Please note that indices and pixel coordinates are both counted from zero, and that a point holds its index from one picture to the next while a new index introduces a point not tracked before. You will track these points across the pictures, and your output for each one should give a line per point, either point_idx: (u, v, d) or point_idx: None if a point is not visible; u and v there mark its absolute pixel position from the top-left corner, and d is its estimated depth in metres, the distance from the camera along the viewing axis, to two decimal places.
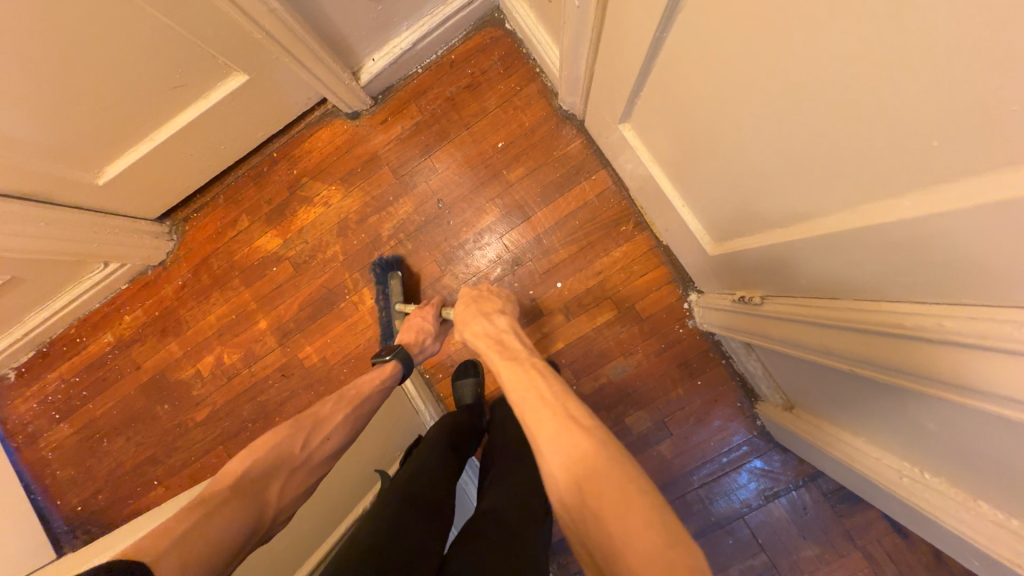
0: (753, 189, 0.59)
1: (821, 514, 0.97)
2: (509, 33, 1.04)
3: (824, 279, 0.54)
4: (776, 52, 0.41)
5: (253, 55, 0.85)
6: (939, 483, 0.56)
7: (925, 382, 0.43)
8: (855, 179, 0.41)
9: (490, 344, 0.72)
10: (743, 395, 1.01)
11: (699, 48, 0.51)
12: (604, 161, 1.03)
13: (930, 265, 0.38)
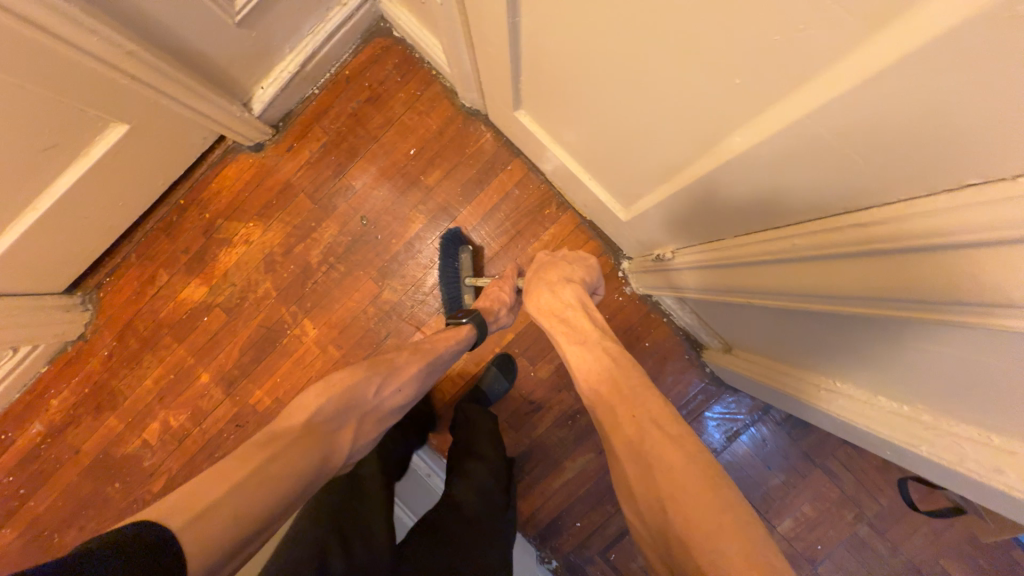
0: (641, 147, 0.61)
1: (780, 442, 1.03)
2: (398, 41, 1.04)
3: (724, 217, 0.57)
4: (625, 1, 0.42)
5: (129, 103, 0.82)
6: (895, 406, 0.55)
7: (870, 300, 0.40)
8: (726, 108, 0.43)
9: (564, 325, 0.68)
10: (689, 347, 1.05)
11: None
12: (516, 150, 1.04)
13: (860, 160, 0.35)
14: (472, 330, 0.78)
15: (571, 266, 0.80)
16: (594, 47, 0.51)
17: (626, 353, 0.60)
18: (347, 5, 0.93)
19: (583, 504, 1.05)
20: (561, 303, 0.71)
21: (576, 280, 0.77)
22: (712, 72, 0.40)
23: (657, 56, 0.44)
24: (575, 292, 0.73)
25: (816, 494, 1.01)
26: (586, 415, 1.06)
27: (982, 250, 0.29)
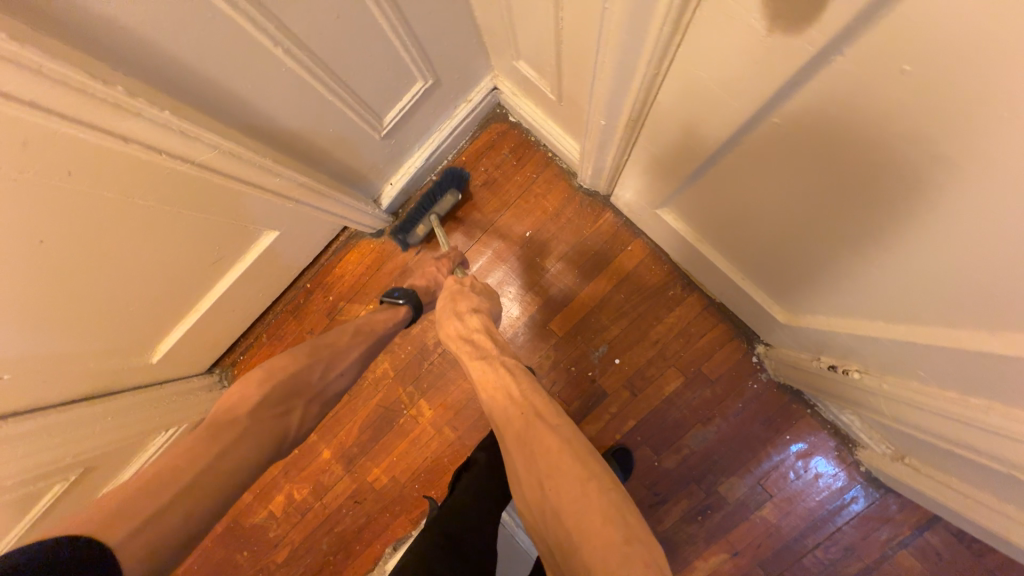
0: (818, 274, 0.57)
1: (959, 559, 0.89)
2: (515, 125, 1.04)
3: (918, 357, 0.51)
4: (892, 200, 0.37)
5: (284, 213, 0.85)
6: None
7: None
8: (959, 284, 0.38)
9: (477, 356, 0.69)
10: (838, 442, 0.94)
11: (773, 173, 0.47)
12: (636, 229, 1.01)
13: None
14: (408, 310, 0.84)
15: (480, 287, 0.82)
16: (785, 195, 0.48)
17: (524, 371, 0.65)
18: (472, 100, 0.95)
19: None
20: (465, 330, 0.72)
21: (485, 299, 0.80)
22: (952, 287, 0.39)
23: (868, 224, 0.41)
24: (482, 317, 0.74)
25: None
26: (718, 512, 0.98)
27: None
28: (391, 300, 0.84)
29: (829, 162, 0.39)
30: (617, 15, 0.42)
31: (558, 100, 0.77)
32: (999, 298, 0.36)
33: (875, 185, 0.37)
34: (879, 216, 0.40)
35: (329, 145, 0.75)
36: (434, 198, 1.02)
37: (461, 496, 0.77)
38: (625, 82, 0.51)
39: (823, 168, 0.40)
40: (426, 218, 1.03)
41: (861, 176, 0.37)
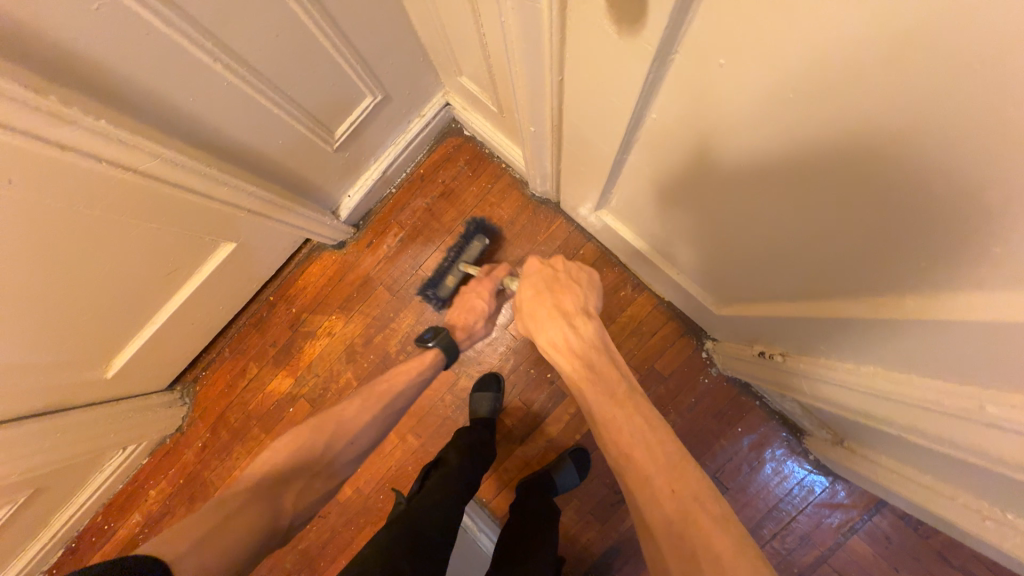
0: (763, 281, 0.57)
1: (906, 540, 0.92)
2: (469, 139, 1.10)
3: (823, 334, 0.54)
4: (736, 176, 0.43)
5: (240, 225, 0.87)
6: (1011, 519, 0.53)
7: (961, 449, 0.43)
8: (852, 260, 0.40)
9: (585, 369, 0.66)
10: (786, 432, 0.97)
11: (662, 165, 0.53)
12: (587, 235, 1.05)
13: (942, 347, 0.39)
14: (439, 351, 0.88)
15: (584, 291, 0.79)
16: (715, 200, 0.50)
17: (653, 413, 0.60)
18: (425, 116, 1.00)
19: None
20: (579, 338, 0.70)
21: (591, 309, 0.77)
22: (806, 251, 0.44)
23: (787, 220, 0.43)
24: (594, 328, 0.72)
25: None
26: None
27: None
28: (423, 342, 0.89)
29: (686, 147, 0.46)
30: (517, 28, 0.47)
31: (499, 111, 0.82)
32: (885, 265, 0.38)
33: (783, 180, 0.38)
34: (794, 214, 0.41)
35: (279, 157, 0.78)
36: (461, 245, 1.03)
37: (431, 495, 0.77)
38: (539, 89, 0.56)
39: (688, 155, 0.47)
40: (456, 269, 1.02)
41: (707, 156, 0.44)
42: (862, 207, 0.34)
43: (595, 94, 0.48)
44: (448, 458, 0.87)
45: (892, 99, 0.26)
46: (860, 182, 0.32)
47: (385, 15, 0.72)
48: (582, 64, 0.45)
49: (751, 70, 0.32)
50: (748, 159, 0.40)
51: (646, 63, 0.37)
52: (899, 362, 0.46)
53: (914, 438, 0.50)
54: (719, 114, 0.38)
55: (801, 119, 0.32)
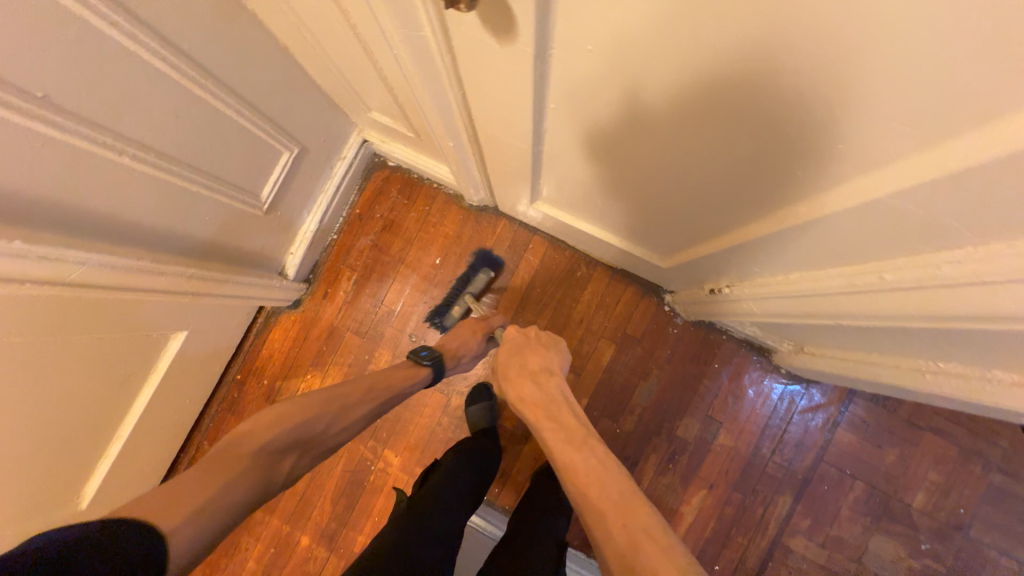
0: (686, 221, 0.63)
1: (880, 419, 1.02)
2: (396, 168, 1.11)
3: (752, 256, 0.61)
4: (634, 132, 0.47)
5: (184, 313, 0.84)
6: (944, 367, 0.62)
7: (882, 320, 0.50)
8: (756, 179, 0.45)
9: (551, 424, 0.74)
10: (757, 355, 1.05)
11: (576, 147, 0.57)
12: (532, 229, 1.10)
13: (839, 238, 0.45)
14: (428, 369, 0.83)
15: (549, 352, 0.87)
16: (613, 160, 0.56)
17: (609, 457, 0.66)
18: (346, 157, 1.01)
19: (714, 544, 1.03)
20: (548, 394, 0.78)
21: (555, 369, 0.84)
22: (719, 183, 0.49)
23: (670, 158, 0.49)
24: (558, 385, 0.80)
25: (934, 457, 1.00)
26: (684, 454, 1.05)
27: (970, 288, 0.38)
28: (416, 355, 0.85)
29: (585, 123, 0.50)
30: (408, 58, 0.50)
31: (416, 135, 0.84)
32: (779, 176, 0.43)
33: (655, 107, 0.41)
34: (669, 150, 0.48)
35: (209, 232, 0.77)
36: (466, 278, 1.07)
37: (423, 497, 0.83)
38: (446, 108, 0.59)
39: (590, 132, 0.52)
40: (461, 299, 1.06)
41: (603, 125, 0.49)
42: (699, 127, 0.41)
43: (499, 100, 0.51)
44: (444, 462, 0.93)
45: (697, 38, 0.32)
46: (718, 108, 0.37)
47: (281, 73, 0.73)
48: (479, 75, 0.48)
49: (615, 55, 0.37)
50: (635, 118, 0.45)
51: (530, 63, 0.41)
52: (817, 260, 0.52)
53: (849, 323, 0.57)
54: (619, 106, 0.44)
55: (652, 73, 0.37)
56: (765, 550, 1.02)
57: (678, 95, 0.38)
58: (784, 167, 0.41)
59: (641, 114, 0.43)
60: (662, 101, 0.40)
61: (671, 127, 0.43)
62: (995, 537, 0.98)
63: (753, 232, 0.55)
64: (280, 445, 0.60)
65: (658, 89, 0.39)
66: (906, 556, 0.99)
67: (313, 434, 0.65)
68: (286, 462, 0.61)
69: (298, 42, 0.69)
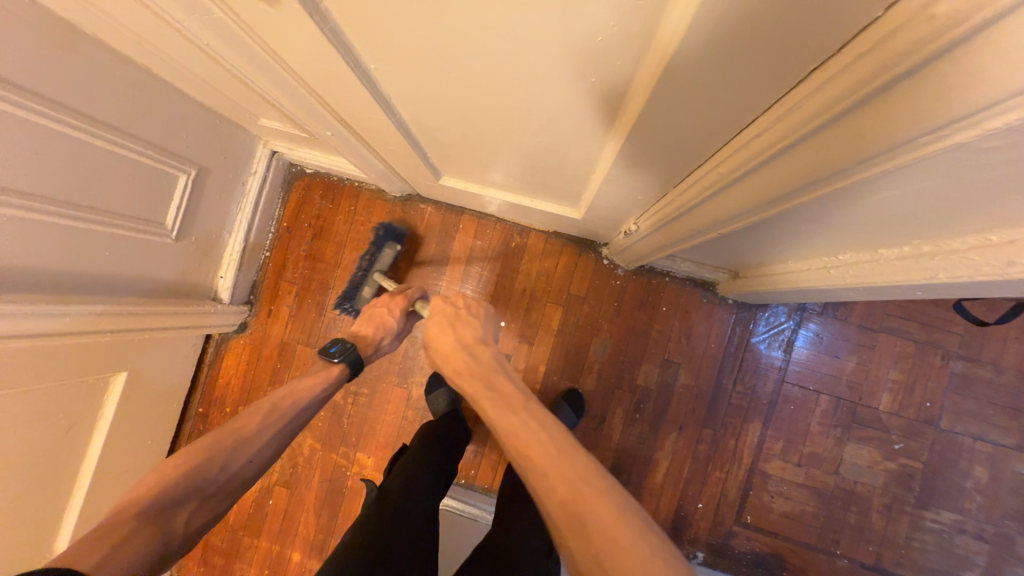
0: (564, 159, 0.62)
1: (834, 330, 1.02)
2: (315, 175, 1.11)
3: (633, 184, 0.60)
4: (450, 74, 0.46)
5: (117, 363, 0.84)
6: (848, 257, 0.61)
7: (744, 219, 0.50)
8: (575, 95, 0.44)
9: (486, 391, 0.65)
10: (702, 290, 1.05)
11: (424, 109, 0.57)
12: (458, 209, 1.09)
13: (672, 141, 0.45)
14: (344, 368, 0.81)
15: (483, 326, 0.80)
16: (465, 112, 0.55)
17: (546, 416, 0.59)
18: (257, 171, 1.01)
19: (694, 484, 1.03)
20: (484, 363, 0.70)
21: (489, 342, 0.76)
22: (552, 109, 0.48)
23: (500, 93, 0.48)
24: (491, 353, 0.73)
25: (894, 357, 1.00)
26: (649, 402, 1.05)
27: (781, 157, 0.36)
28: (326, 355, 0.82)
29: (412, 78, 0.50)
30: (232, 45, 0.50)
31: (306, 135, 0.83)
32: (589, 87, 0.42)
33: (442, 41, 0.41)
34: (495, 84, 0.46)
35: (116, 268, 0.77)
36: (375, 256, 1.02)
37: (396, 478, 0.82)
38: (297, 93, 0.59)
39: (421, 87, 0.51)
40: (370, 278, 1.01)
41: (423, 74, 0.48)
42: (499, 46, 0.39)
43: (330, 72, 0.51)
44: (412, 439, 0.93)
45: None
46: (489, 23, 0.36)
47: (153, 96, 0.72)
48: (296, 49, 0.47)
49: None
50: (439, 60, 0.44)
51: (311, 21, 0.41)
52: (679, 170, 0.52)
53: (731, 230, 0.56)
54: (419, 49, 0.43)
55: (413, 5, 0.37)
56: (744, 479, 1.02)
57: (448, 20, 0.38)
58: (591, 69, 0.39)
59: (439, 53, 0.43)
60: (453, 31, 0.39)
61: (478, 57, 0.42)
62: (966, 424, 0.98)
63: (613, 156, 0.54)
64: (180, 491, 0.56)
65: (438, 19, 0.38)
66: (881, 459, 1.00)
67: (214, 475, 0.60)
68: (186, 512, 0.56)
69: (159, 66, 0.68)
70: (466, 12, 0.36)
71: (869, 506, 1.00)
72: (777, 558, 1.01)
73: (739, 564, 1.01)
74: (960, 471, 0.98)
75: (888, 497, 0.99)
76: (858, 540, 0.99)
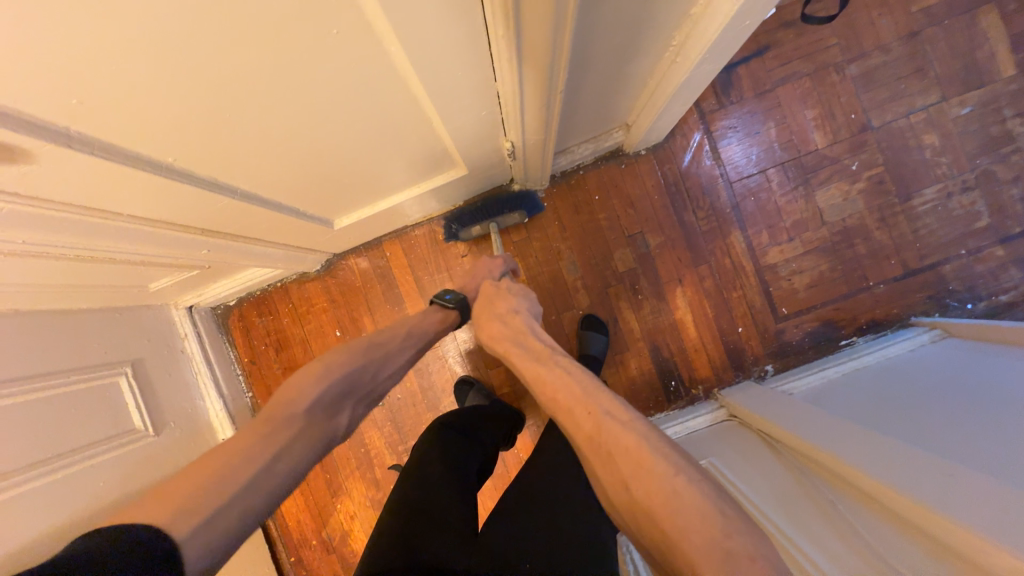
0: (402, 131, 0.61)
1: (741, 114, 1.04)
2: (240, 302, 1.10)
3: (467, 110, 0.60)
4: (236, 124, 0.46)
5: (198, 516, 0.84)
6: (681, 34, 0.62)
7: (560, 56, 0.50)
8: (343, 68, 0.44)
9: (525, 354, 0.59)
10: (616, 160, 1.07)
11: (248, 171, 0.55)
12: (377, 241, 1.10)
13: (447, 50, 0.45)
14: (458, 315, 0.78)
15: (518, 296, 0.72)
16: (283, 148, 0.54)
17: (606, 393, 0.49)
18: (188, 333, 1.01)
19: (722, 316, 1.06)
20: (513, 328, 0.65)
21: (525, 309, 0.70)
22: (338, 93, 0.47)
23: (290, 103, 0.46)
24: (524, 317, 0.67)
25: (799, 99, 1.03)
26: (641, 279, 1.07)
27: None
28: (443, 300, 0.78)
29: (210, 153, 0.48)
30: (52, 232, 0.50)
31: (200, 270, 0.83)
32: (343, 52, 0.41)
33: (192, 100, 0.40)
34: (278, 99, 0.44)
35: (121, 488, 0.77)
36: (504, 213, 1.01)
37: (433, 470, 0.69)
38: (144, 235, 0.58)
39: (228, 155, 0.50)
40: (485, 222, 1.02)
41: (217, 142, 0.47)
42: (236, 69, 0.38)
43: (143, 197, 0.50)
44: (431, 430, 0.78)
45: (88, 43, 0.31)
46: (207, 55, 0.36)
47: (38, 326, 0.72)
48: (96, 193, 0.46)
49: (101, 101, 0.36)
50: (212, 118, 0.43)
51: (72, 151, 0.39)
52: (485, 65, 0.51)
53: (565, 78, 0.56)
54: (186, 123, 0.42)
55: (135, 89, 0.36)
56: (759, 282, 1.05)
57: (178, 79, 0.37)
58: (328, 25, 0.38)
59: (204, 112, 0.42)
60: (194, 73, 0.37)
61: (240, 80, 0.40)
62: (893, 110, 1.01)
63: (426, 99, 0.54)
64: (332, 396, 0.58)
65: (168, 68, 0.35)
66: (850, 186, 1.03)
67: (362, 383, 0.62)
68: (339, 414, 0.59)
69: (21, 302, 0.67)
70: (183, 60, 0.35)
71: (868, 230, 1.03)
72: (830, 325, 1.04)
73: (806, 352, 1.04)
74: (916, 148, 1.01)
75: (876, 211, 1.02)
76: (879, 262, 1.03)
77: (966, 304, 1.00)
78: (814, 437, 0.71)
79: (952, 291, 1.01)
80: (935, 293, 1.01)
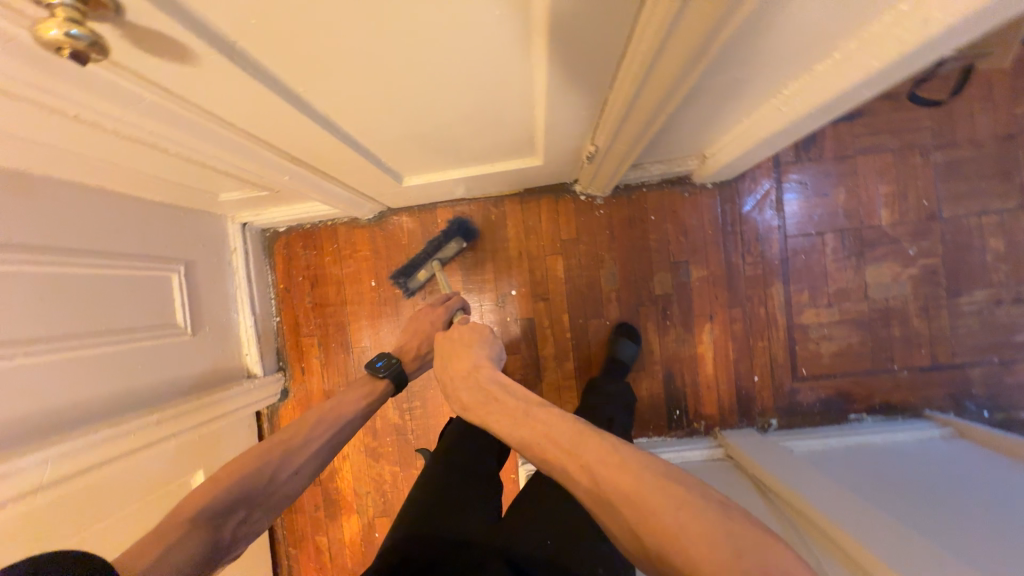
0: (507, 111, 0.63)
1: (816, 172, 1.04)
2: (289, 231, 1.13)
3: (573, 107, 0.62)
4: (373, 70, 0.48)
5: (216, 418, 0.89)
6: (798, 82, 0.63)
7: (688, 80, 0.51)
8: (488, 43, 0.45)
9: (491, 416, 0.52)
10: (681, 186, 1.08)
11: (360, 114, 0.58)
12: (431, 205, 1.12)
13: (586, 47, 0.47)
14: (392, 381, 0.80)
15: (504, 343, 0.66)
16: (399, 101, 0.55)
17: None
18: (237, 248, 1.04)
19: (742, 361, 1.08)
20: (483, 390, 0.55)
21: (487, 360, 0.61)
22: (471, 65, 0.49)
23: (428, 64, 0.48)
24: (488, 372, 0.58)
25: (877, 172, 1.03)
26: (674, 306, 1.09)
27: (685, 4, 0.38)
28: (373, 369, 0.81)
29: (338, 91, 0.51)
30: (174, 130, 0.53)
31: (268, 193, 0.86)
32: (495, 29, 0.43)
33: (350, 42, 0.42)
34: (420, 58, 0.46)
35: (155, 377, 0.82)
36: (441, 245, 1.06)
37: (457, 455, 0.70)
38: (246, 150, 0.61)
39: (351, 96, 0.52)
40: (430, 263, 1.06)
41: (350, 82, 0.49)
42: (400, 24, 0.41)
43: (263, 117, 0.53)
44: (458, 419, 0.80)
45: None
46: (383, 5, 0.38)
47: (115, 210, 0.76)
48: (228, 105, 0.49)
49: (276, 25, 0.38)
50: (356, 62, 0.45)
51: (232, 63, 0.41)
52: (611, 69, 0.53)
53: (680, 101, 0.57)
54: (334, 61, 0.45)
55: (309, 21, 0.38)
56: (788, 338, 1.06)
57: (348, 21, 0.39)
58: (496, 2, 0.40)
59: (353, 55, 0.44)
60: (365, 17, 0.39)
61: (398, 34, 0.42)
62: (967, 205, 1.01)
63: (543, 87, 0.56)
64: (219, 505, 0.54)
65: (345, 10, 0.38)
66: (902, 269, 1.03)
67: (257, 489, 0.59)
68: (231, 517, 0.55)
69: (108, 182, 0.71)
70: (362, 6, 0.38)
71: (907, 315, 1.03)
72: (844, 397, 1.05)
73: (814, 416, 1.06)
74: (979, 249, 1.01)
75: (921, 299, 1.03)
76: (909, 348, 1.03)
77: (983, 410, 1.01)
78: (809, 497, 0.74)
79: (972, 394, 1.02)
80: (956, 392, 1.02)
